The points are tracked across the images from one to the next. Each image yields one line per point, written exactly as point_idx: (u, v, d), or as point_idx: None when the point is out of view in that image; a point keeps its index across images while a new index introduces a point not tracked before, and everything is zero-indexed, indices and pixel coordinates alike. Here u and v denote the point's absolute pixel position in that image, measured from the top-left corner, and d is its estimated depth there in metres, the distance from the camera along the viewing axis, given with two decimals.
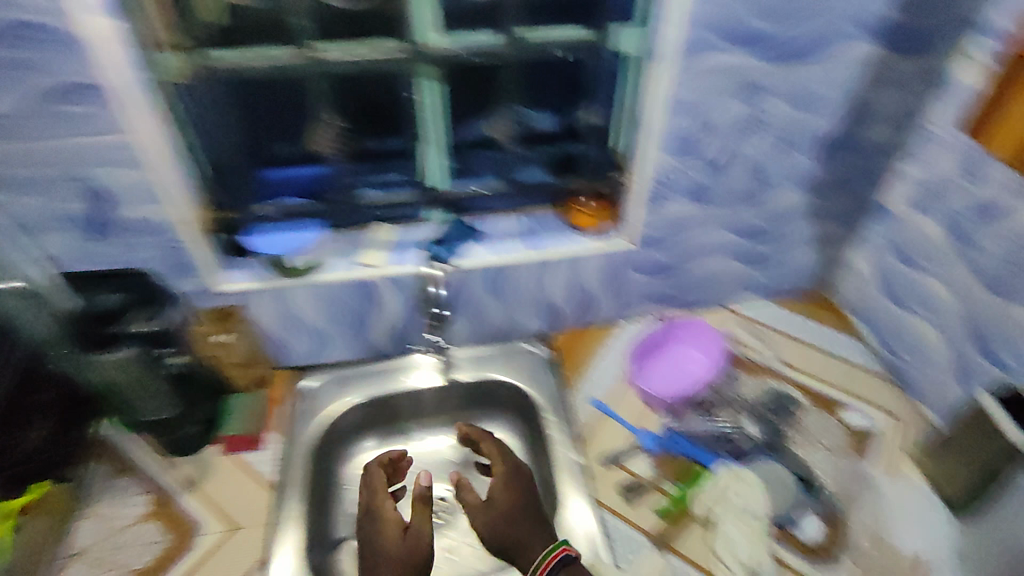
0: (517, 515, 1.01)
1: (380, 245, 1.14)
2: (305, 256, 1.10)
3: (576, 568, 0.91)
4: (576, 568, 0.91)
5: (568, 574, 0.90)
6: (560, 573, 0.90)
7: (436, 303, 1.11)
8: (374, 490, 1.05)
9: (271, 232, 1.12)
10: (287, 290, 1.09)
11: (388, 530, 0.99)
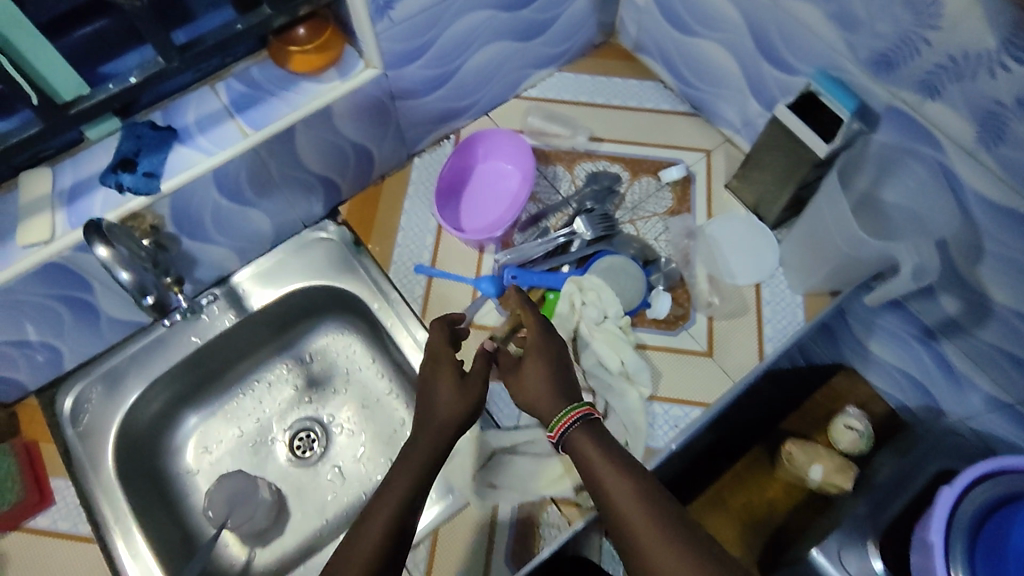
0: (536, 383, 0.66)
1: (231, 88, 0.77)
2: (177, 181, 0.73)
3: (599, 428, 0.62)
4: (600, 433, 0.61)
5: (577, 435, 0.62)
6: (577, 436, 0.62)
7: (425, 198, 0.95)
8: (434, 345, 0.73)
9: (127, 194, 0.71)
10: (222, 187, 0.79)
11: (441, 377, 0.69)
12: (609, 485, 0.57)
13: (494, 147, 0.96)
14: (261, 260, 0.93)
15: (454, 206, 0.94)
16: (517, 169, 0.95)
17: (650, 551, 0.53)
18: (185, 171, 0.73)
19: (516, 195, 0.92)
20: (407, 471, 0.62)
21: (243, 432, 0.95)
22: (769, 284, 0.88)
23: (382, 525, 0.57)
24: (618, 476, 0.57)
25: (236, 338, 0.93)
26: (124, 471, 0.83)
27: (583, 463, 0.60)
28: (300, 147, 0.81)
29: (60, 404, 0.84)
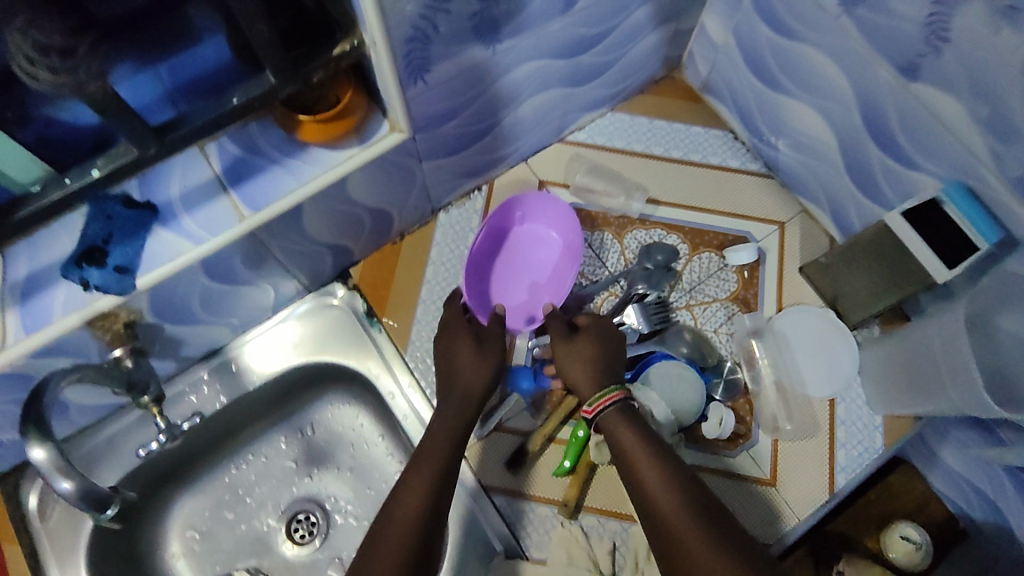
0: (573, 360, 0.67)
1: (227, 154, 0.63)
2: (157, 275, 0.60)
3: (638, 415, 0.62)
4: (639, 420, 0.61)
5: (611, 418, 0.61)
6: (612, 419, 0.61)
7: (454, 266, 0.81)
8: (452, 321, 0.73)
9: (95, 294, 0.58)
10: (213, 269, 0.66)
11: (461, 347, 0.70)
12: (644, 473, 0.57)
13: (534, 211, 0.80)
14: (258, 330, 0.80)
15: (484, 287, 0.78)
16: (560, 242, 0.79)
17: (683, 540, 0.51)
18: (168, 264, 0.60)
19: (559, 279, 0.78)
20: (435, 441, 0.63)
21: (235, 514, 0.85)
22: (844, 399, 0.77)
23: (420, 494, 0.58)
24: (651, 462, 0.57)
25: (229, 414, 0.81)
26: (99, 574, 0.73)
27: (618, 448, 0.59)
28: (306, 221, 0.67)
29: (25, 497, 0.73)
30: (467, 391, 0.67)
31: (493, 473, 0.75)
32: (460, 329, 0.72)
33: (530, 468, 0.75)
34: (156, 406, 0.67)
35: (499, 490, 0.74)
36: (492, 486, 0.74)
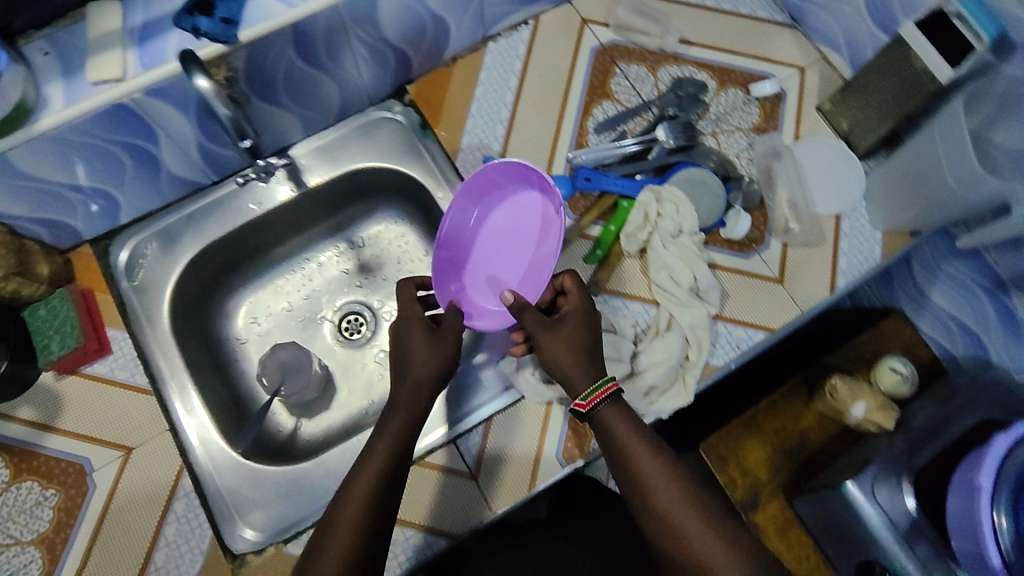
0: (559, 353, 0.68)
1: None
2: (255, 33, 0.67)
3: (630, 412, 0.64)
4: (631, 413, 0.64)
5: (607, 415, 0.63)
6: (607, 413, 0.63)
7: (504, 89, 0.90)
8: (405, 304, 0.74)
9: (204, 41, 0.66)
10: (300, 52, 0.73)
11: (415, 331, 0.71)
12: (653, 487, 0.59)
13: (507, 182, 0.80)
14: (322, 134, 0.88)
15: (456, 263, 0.81)
16: (539, 228, 0.79)
17: (703, 555, 0.55)
18: (267, 24, 0.67)
19: (536, 268, 0.77)
20: (376, 447, 0.62)
21: (291, 307, 0.95)
22: (850, 217, 0.85)
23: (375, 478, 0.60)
24: (661, 474, 0.59)
25: (290, 214, 0.90)
26: (179, 330, 0.83)
27: (612, 443, 0.62)
28: (382, 10, 0.74)
29: (116, 255, 0.82)
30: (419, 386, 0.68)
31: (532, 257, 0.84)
32: (414, 320, 0.72)
33: (567, 258, 0.83)
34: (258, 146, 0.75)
35: None
36: None
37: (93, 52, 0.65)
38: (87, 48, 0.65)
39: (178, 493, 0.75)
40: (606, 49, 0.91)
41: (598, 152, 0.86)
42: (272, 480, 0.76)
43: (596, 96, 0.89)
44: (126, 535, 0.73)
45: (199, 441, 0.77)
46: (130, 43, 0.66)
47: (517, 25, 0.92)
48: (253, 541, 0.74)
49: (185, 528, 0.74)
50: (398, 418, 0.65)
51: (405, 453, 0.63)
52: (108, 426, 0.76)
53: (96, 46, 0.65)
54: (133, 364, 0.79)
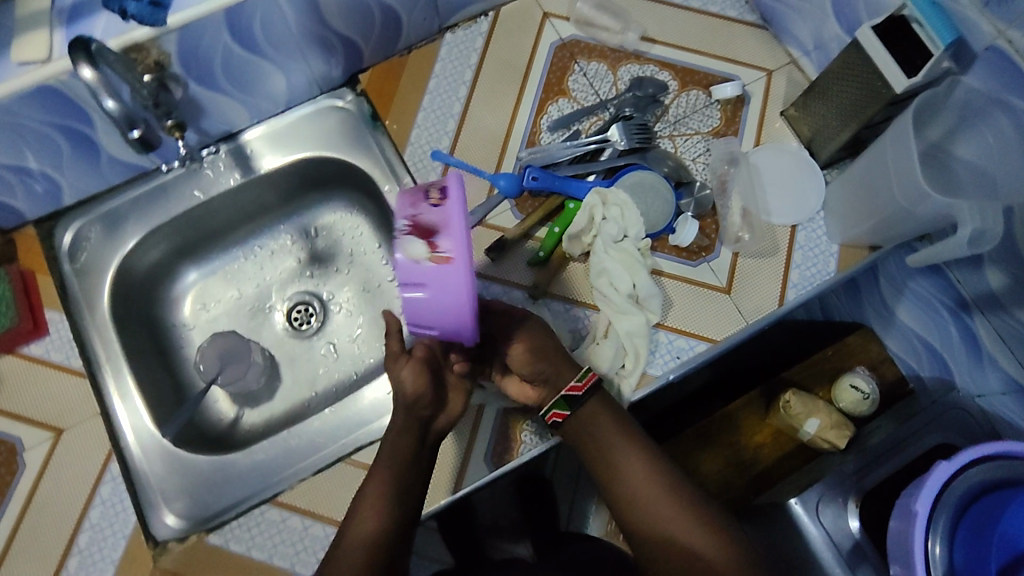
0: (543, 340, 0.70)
1: None
2: (186, 16, 0.66)
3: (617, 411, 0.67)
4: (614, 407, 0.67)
5: (596, 413, 0.66)
6: (593, 408, 0.67)
7: (458, 83, 0.88)
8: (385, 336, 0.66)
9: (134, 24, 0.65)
10: (240, 39, 0.72)
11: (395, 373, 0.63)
12: (638, 492, 0.62)
13: None
14: (273, 122, 0.88)
15: None
16: None
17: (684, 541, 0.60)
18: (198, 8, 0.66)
19: None
20: (361, 507, 0.59)
21: (241, 294, 0.94)
22: (806, 228, 0.82)
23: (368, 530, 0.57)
24: (646, 480, 0.63)
25: (240, 200, 0.89)
26: (119, 314, 0.82)
27: (597, 438, 0.66)
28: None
29: (60, 237, 0.82)
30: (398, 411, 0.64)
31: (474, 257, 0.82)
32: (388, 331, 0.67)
33: (508, 259, 0.81)
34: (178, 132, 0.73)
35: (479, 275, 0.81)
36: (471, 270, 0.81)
37: (22, 32, 0.64)
38: (16, 25, 0.65)
39: (104, 477, 0.74)
40: (566, 45, 0.89)
41: (548, 151, 0.84)
42: (197, 469, 0.74)
43: (552, 93, 0.87)
44: (52, 516, 0.73)
45: (130, 427, 0.76)
46: (60, 22, 0.66)
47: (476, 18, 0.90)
48: (173, 529, 0.72)
49: (109, 512, 0.73)
50: (379, 483, 0.60)
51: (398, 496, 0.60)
52: (41, 406, 0.77)
53: (26, 25, 0.64)
54: (69, 345, 0.79)
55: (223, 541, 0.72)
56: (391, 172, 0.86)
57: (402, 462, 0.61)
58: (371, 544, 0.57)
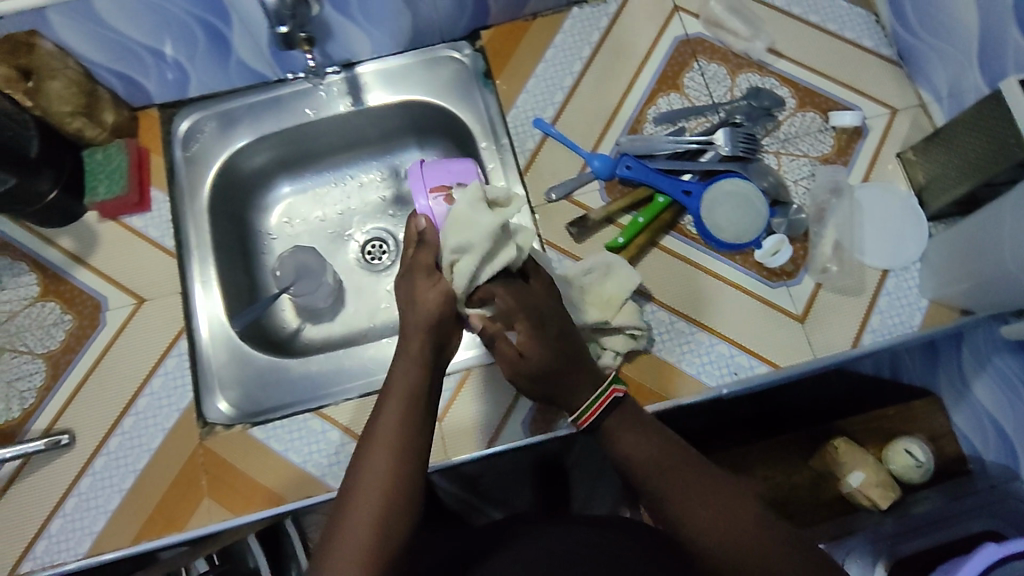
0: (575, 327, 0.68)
1: None
2: None
3: (628, 411, 0.63)
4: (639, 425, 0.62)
5: (614, 421, 0.62)
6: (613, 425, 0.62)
7: (575, 58, 0.89)
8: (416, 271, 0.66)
9: None
10: None
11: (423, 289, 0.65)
12: (701, 508, 0.55)
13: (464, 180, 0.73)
14: (390, 59, 0.90)
15: None
16: None
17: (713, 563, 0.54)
18: None
19: None
20: (362, 459, 0.58)
21: (324, 217, 0.98)
22: (897, 276, 0.80)
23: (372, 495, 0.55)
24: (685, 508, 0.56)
25: (344, 128, 0.93)
26: (216, 207, 0.88)
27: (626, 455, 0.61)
28: None
29: (177, 125, 0.88)
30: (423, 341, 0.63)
31: (550, 229, 0.83)
32: (424, 267, 0.66)
33: (589, 238, 0.82)
34: (308, 47, 0.80)
35: (553, 245, 0.83)
36: (548, 240, 0.83)
37: None
38: None
39: (172, 351, 0.79)
40: (690, 41, 0.88)
41: (650, 140, 0.84)
42: (254, 365, 0.79)
43: (665, 86, 0.87)
44: (121, 373, 0.78)
45: (203, 312, 0.81)
46: None
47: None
48: (225, 415, 0.77)
49: (170, 384, 0.78)
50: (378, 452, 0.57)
51: (396, 460, 0.57)
52: (131, 274, 0.82)
53: None
54: (165, 225, 0.84)
55: (264, 436, 0.75)
56: (492, 131, 0.88)
57: (412, 394, 0.61)
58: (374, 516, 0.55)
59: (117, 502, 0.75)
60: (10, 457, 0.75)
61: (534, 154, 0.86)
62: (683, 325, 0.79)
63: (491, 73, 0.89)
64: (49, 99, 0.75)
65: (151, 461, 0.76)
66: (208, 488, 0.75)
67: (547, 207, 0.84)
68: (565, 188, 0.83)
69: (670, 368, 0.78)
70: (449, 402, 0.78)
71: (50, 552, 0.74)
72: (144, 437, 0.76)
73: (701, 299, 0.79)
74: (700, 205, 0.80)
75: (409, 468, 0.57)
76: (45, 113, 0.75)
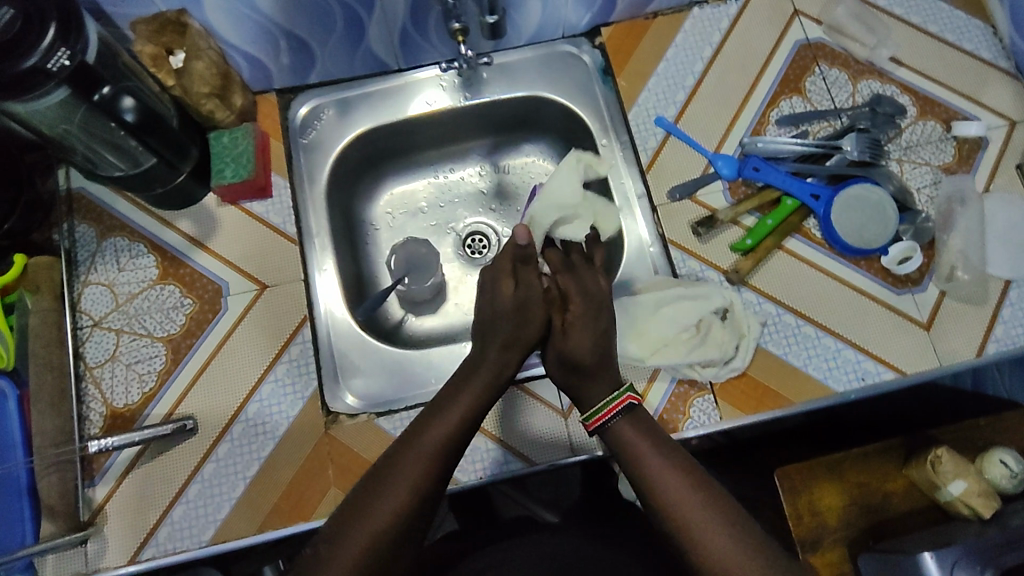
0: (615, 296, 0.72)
1: None
2: None
3: (641, 420, 0.65)
4: (644, 421, 0.65)
5: (623, 427, 0.65)
6: (618, 425, 0.65)
7: (696, 58, 0.88)
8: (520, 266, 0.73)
9: None
10: None
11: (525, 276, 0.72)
12: (695, 533, 0.56)
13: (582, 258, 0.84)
14: (508, 52, 0.90)
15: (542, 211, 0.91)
16: None
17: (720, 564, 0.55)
18: None
19: None
20: (380, 484, 0.58)
21: (426, 208, 0.97)
22: (1019, 287, 0.80)
23: (389, 514, 0.57)
24: (692, 507, 0.57)
25: (455, 121, 0.92)
26: (331, 195, 0.87)
27: (626, 448, 0.64)
28: None
29: (295, 111, 0.87)
30: (507, 334, 0.69)
31: (673, 227, 0.83)
32: (506, 271, 0.72)
33: (714, 238, 0.82)
34: (461, 36, 0.78)
35: (676, 244, 0.82)
36: (670, 239, 0.82)
37: None
38: None
39: (296, 339, 0.78)
40: (811, 45, 0.88)
41: (776, 142, 0.83)
42: (378, 354, 0.80)
43: (787, 89, 0.87)
44: (245, 359, 0.78)
45: (324, 299, 0.81)
46: None
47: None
48: (351, 405, 0.77)
49: (295, 371, 0.77)
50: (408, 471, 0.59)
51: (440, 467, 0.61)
52: (251, 259, 0.81)
53: None
54: (286, 211, 0.83)
55: (392, 426, 0.76)
56: (611, 127, 0.87)
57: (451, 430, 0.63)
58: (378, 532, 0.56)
59: (241, 490, 0.74)
60: (136, 441, 0.73)
61: (655, 151, 0.85)
62: (810, 330, 0.79)
63: (611, 69, 0.89)
64: (191, 78, 0.73)
65: (277, 448, 0.75)
66: (335, 477, 0.74)
67: (671, 206, 0.83)
68: (689, 187, 0.83)
69: (796, 372, 0.78)
70: (575, 397, 0.79)
71: (173, 539, 0.73)
72: (269, 424, 0.76)
73: (827, 304, 0.80)
74: (828, 208, 0.80)
75: (433, 478, 0.60)
76: (184, 94, 0.74)
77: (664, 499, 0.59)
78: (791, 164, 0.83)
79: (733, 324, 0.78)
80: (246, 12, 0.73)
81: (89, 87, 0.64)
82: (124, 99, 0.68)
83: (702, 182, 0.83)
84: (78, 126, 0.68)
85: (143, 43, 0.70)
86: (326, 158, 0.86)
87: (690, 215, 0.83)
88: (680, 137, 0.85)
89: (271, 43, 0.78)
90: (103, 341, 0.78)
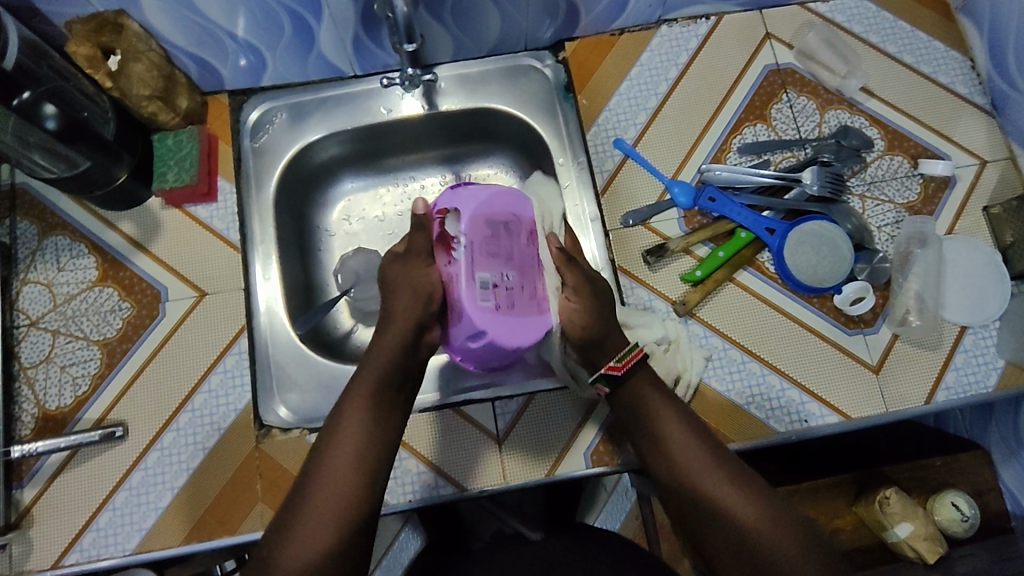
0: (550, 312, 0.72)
1: None
2: None
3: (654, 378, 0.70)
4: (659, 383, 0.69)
5: (641, 382, 0.69)
6: (638, 382, 0.69)
7: (660, 78, 0.86)
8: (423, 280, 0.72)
9: None
10: None
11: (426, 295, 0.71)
12: (716, 494, 0.61)
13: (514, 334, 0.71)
14: (469, 63, 0.88)
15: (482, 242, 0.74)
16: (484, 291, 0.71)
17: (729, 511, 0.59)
18: None
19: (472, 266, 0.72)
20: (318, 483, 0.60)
21: (384, 217, 0.94)
22: (975, 333, 0.78)
23: (325, 513, 0.58)
24: (708, 465, 0.62)
25: (414, 130, 0.90)
26: (280, 201, 0.85)
27: (642, 410, 0.68)
28: None
29: (247, 114, 0.85)
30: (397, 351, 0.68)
31: (624, 253, 0.81)
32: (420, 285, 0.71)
33: (664, 267, 0.80)
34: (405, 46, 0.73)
35: (626, 271, 0.80)
36: (620, 266, 0.80)
37: None
38: None
39: (232, 349, 0.77)
40: (780, 71, 0.85)
41: (736, 171, 0.81)
42: (316, 368, 0.79)
43: (752, 116, 0.84)
44: (180, 367, 0.77)
45: (264, 309, 0.80)
46: None
47: (698, 19, 0.88)
48: (283, 419, 0.76)
49: (228, 382, 0.77)
50: (336, 473, 0.60)
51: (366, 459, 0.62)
52: (193, 264, 0.80)
53: None
54: (231, 218, 0.82)
55: None
56: (570, 145, 0.85)
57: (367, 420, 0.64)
58: (323, 534, 0.57)
59: (168, 499, 0.73)
60: (62, 447, 0.73)
61: (611, 174, 0.83)
62: (755, 367, 0.77)
63: (573, 85, 0.86)
64: (129, 81, 0.72)
65: (206, 460, 0.74)
66: (261, 492, 0.73)
67: (624, 231, 0.81)
68: (642, 213, 0.81)
69: (738, 410, 0.76)
70: (512, 423, 0.77)
71: (96, 546, 0.72)
72: (200, 434, 0.75)
73: (775, 341, 0.78)
74: (782, 243, 0.78)
75: (361, 482, 0.61)
76: (123, 96, 0.72)
77: (676, 451, 0.64)
78: (748, 195, 0.80)
79: (678, 360, 0.77)
80: (190, 16, 0.71)
81: (7, 92, 0.65)
82: (45, 106, 0.68)
83: (657, 209, 0.81)
84: (10, 133, 0.67)
85: (77, 43, 0.68)
86: (275, 163, 0.84)
87: (643, 241, 0.81)
88: (638, 161, 0.83)
89: (220, 47, 0.77)
90: (38, 342, 0.77)
